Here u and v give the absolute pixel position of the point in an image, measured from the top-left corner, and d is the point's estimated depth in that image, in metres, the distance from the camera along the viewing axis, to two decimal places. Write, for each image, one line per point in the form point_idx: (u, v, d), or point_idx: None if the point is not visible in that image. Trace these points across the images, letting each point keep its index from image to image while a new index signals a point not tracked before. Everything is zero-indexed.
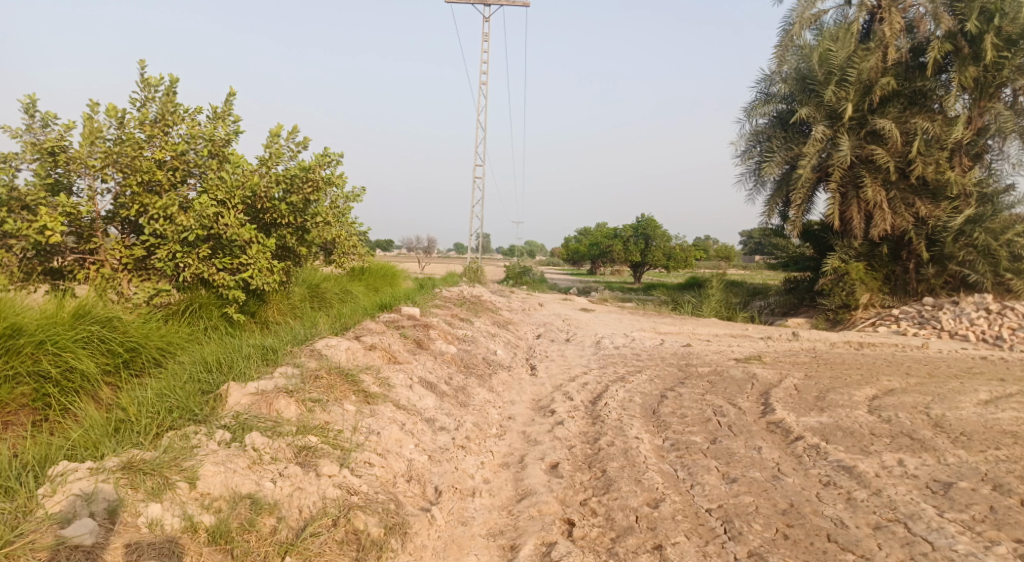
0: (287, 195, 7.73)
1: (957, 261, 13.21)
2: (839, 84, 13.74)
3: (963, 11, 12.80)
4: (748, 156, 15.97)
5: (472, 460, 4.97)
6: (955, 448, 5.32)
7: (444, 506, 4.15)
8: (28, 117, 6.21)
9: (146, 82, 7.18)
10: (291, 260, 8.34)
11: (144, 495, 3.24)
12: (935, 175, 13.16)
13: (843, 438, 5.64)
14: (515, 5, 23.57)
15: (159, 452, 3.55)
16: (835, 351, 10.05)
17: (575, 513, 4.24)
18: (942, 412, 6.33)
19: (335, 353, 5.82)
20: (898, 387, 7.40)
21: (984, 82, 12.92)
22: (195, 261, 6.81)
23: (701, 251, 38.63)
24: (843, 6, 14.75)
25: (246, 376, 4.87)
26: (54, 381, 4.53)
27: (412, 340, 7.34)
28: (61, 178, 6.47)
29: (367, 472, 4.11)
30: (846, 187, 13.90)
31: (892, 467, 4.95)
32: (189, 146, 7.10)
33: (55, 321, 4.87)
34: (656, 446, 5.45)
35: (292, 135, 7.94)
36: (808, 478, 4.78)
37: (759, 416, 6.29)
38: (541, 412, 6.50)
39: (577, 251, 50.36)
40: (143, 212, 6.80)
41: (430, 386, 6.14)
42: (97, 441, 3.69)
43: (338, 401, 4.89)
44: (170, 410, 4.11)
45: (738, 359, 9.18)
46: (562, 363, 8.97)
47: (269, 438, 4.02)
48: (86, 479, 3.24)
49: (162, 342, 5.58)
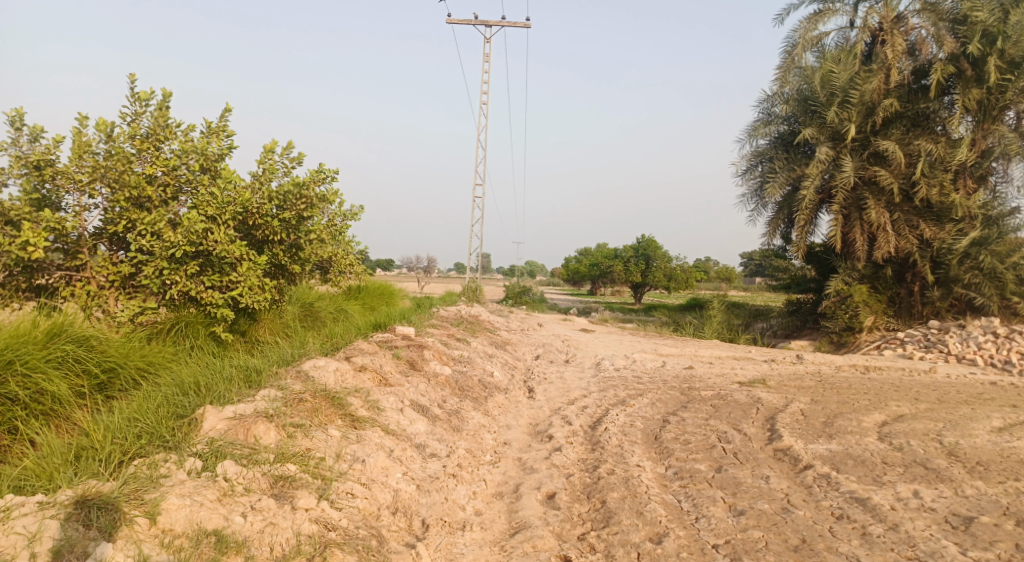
0: (281, 211, 7.55)
1: (963, 284, 12.96)
2: (841, 105, 13.62)
3: (965, 34, 12.74)
4: (749, 176, 15.84)
5: (463, 489, 4.69)
6: (973, 479, 5.04)
7: (431, 542, 3.87)
8: (15, 130, 6.08)
9: (137, 96, 7.03)
10: (284, 278, 8.11)
11: (96, 533, 2.93)
12: (940, 197, 12.97)
13: (854, 467, 5.35)
14: (517, 27, 23.65)
15: (119, 485, 3.26)
16: (841, 375, 9.75)
17: (572, 549, 3.95)
18: (955, 439, 6.05)
19: (323, 374, 5.58)
20: (907, 413, 7.11)
21: (987, 104, 12.84)
22: (183, 279, 6.61)
23: (702, 273, 38.22)
24: (845, 29, 14.73)
25: (225, 400, 4.60)
26: (22, 403, 4.27)
27: (405, 360, 7.09)
28: (48, 194, 6.32)
29: (348, 504, 3.82)
30: (849, 209, 13.72)
31: (908, 499, 4.66)
32: (181, 161, 6.94)
33: (28, 340, 4.65)
34: (658, 475, 5.18)
35: (287, 151, 7.79)
36: (820, 511, 4.49)
37: (765, 443, 6.02)
38: (538, 437, 6.23)
39: (576, 271, 49.85)
40: (131, 227, 6.61)
41: (422, 410, 5.88)
42: (52, 470, 3.40)
43: (321, 426, 4.63)
44: (138, 437, 3.82)
45: (742, 383, 8.90)
46: (560, 386, 8.67)
47: (243, 467, 3.74)
48: (31, 515, 2.96)
49: (143, 362, 5.36)
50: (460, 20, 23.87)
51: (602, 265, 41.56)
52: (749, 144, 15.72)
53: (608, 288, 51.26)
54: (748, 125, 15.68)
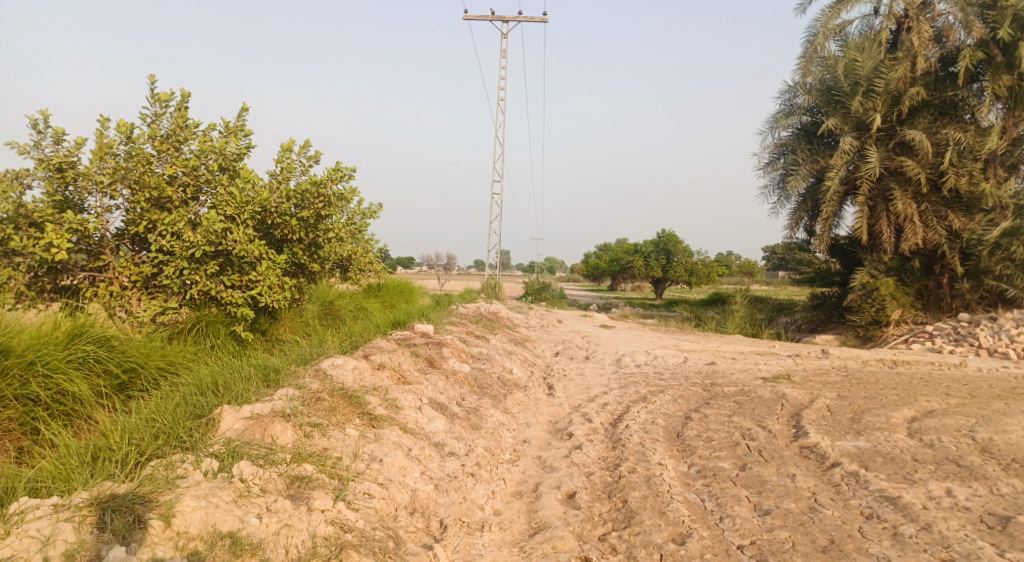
0: (299, 210, 7.55)
1: (994, 275, 12.60)
2: (866, 94, 13.31)
3: (995, 19, 12.36)
4: (772, 168, 15.56)
5: (482, 489, 4.64)
6: (1009, 477, 4.86)
7: (449, 543, 3.82)
8: (37, 133, 6.14)
9: (156, 97, 7.07)
10: (304, 277, 8.12)
11: (110, 536, 2.93)
12: (969, 186, 12.60)
13: (883, 464, 5.19)
14: (534, 22, 23.54)
15: (134, 486, 3.26)
16: (868, 369, 9.53)
17: (593, 550, 3.88)
18: (988, 435, 5.85)
19: (341, 373, 5.56)
20: (938, 408, 6.91)
21: (1019, 90, 12.43)
22: (203, 278, 6.63)
23: (724, 267, 37.79)
24: (869, 17, 14.40)
25: (243, 399, 4.60)
26: (43, 404, 4.30)
27: (424, 358, 7.05)
28: (70, 196, 6.37)
29: (365, 505, 3.78)
30: (874, 200, 13.43)
31: (940, 497, 4.51)
32: (200, 161, 6.97)
33: (50, 341, 4.68)
34: (681, 474, 5.08)
35: (304, 150, 7.79)
36: (848, 510, 4.36)
37: (791, 440, 5.88)
38: (558, 435, 6.15)
39: (597, 267, 49.62)
40: (152, 228, 6.64)
41: (441, 408, 5.84)
42: (68, 472, 3.41)
43: (339, 425, 4.60)
44: (155, 437, 3.82)
45: (766, 378, 8.73)
46: (581, 383, 8.59)
47: (259, 468, 3.72)
48: (45, 518, 2.97)
49: (163, 361, 5.38)
50: (477, 16, 23.81)
51: (622, 261, 41.32)
52: (771, 136, 15.45)
53: (627, 284, 50.97)
54: (770, 117, 15.42)
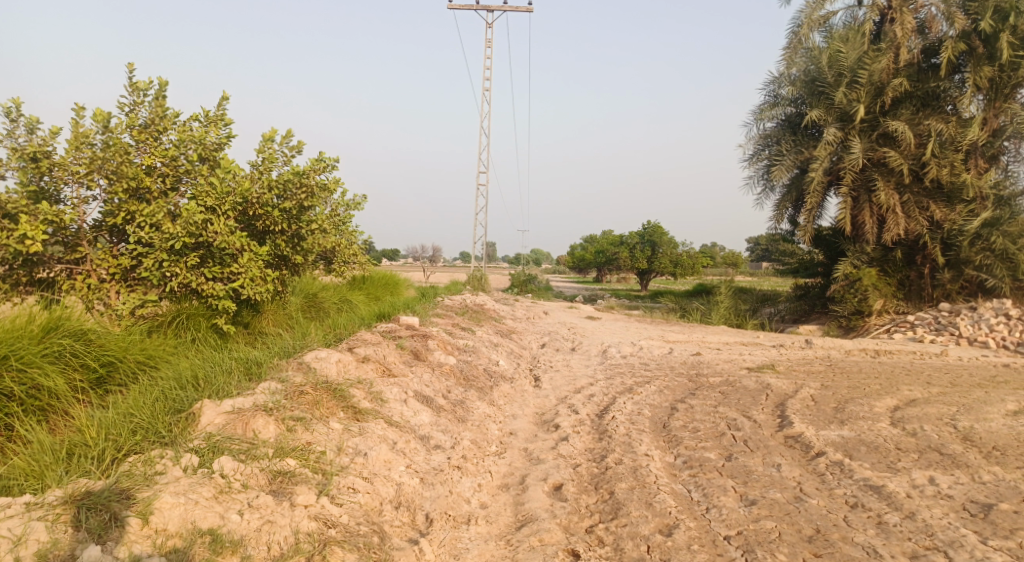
0: (282, 201, 7.42)
1: (974, 266, 12.74)
2: (850, 85, 13.36)
3: (977, 10, 12.44)
4: (757, 159, 15.61)
5: (469, 482, 4.60)
6: (990, 465, 4.91)
7: (435, 537, 3.78)
8: (10, 121, 5.97)
9: (134, 86, 6.91)
10: (287, 269, 8.00)
11: (85, 535, 2.85)
12: (951, 177, 12.73)
13: (867, 453, 5.22)
14: (519, 12, 23.39)
15: (110, 483, 3.18)
16: (851, 359, 9.61)
17: (580, 543, 3.85)
18: (969, 424, 5.91)
19: (325, 366, 5.48)
20: (920, 397, 6.97)
21: (999, 82, 12.55)
22: (183, 271, 6.50)
23: (708, 258, 38.02)
24: (853, 8, 14.44)
25: (224, 393, 4.51)
26: (18, 399, 4.19)
27: (409, 351, 6.99)
28: (46, 186, 6.21)
29: (350, 500, 3.73)
30: (857, 191, 13.52)
31: (924, 486, 4.54)
32: (180, 151, 6.83)
33: (24, 335, 4.56)
34: (667, 464, 5.07)
35: (286, 139, 7.66)
36: (834, 499, 4.38)
37: (776, 430, 5.90)
38: (544, 426, 6.13)
39: (583, 259, 49.73)
40: (130, 219, 6.50)
41: (426, 401, 5.79)
42: (43, 469, 3.33)
43: (323, 419, 4.54)
44: (133, 432, 3.74)
45: (750, 368, 8.77)
46: (567, 374, 8.57)
47: (240, 463, 3.65)
48: (18, 517, 2.88)
49: (142, 355, 5.27)
50: (462, 6, 23.61)
51: (607, 252, 41.41)
52: (756, 127, 15.49)
53: (613, 275, 51.18)
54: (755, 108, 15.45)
